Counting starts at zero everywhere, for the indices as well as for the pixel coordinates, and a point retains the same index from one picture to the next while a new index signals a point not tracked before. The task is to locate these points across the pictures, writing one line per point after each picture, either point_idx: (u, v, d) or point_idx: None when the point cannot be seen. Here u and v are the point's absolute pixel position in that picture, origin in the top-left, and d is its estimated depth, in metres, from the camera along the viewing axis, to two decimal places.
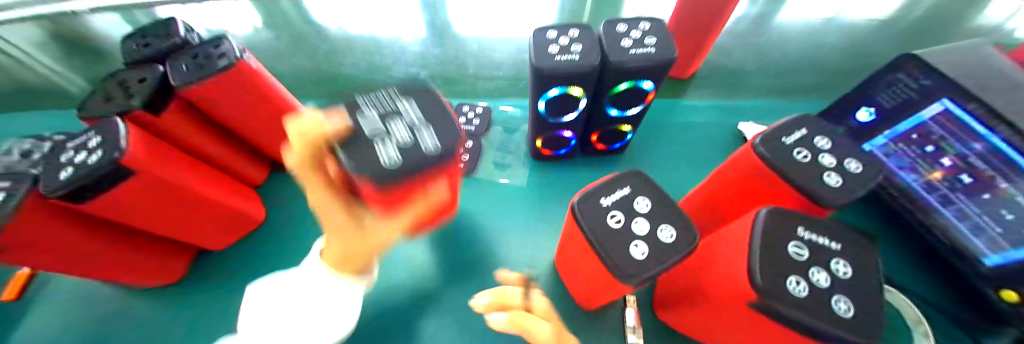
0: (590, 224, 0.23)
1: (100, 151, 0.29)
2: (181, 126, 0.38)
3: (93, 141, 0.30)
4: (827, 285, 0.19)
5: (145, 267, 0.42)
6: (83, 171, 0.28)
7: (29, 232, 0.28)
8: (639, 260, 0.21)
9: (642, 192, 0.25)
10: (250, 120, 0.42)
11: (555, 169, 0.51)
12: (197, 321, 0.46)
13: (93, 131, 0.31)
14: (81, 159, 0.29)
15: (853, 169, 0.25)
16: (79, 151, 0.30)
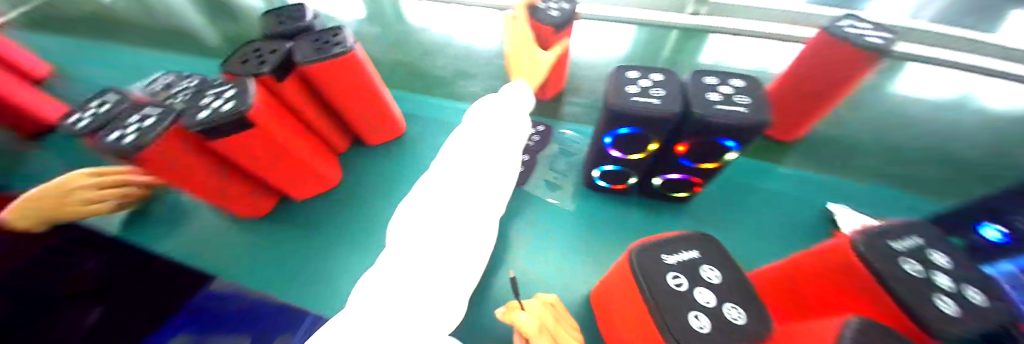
0: (647, 279, 0.22)
1: (232, 102, 0.36)
2: (293, 96, 0.44)
3: (230, 93, 0.38)
4: None
5: (240, 202, 0.50)
6: (218, 116, 0.35)
7: (169, 155, 0.36)
8: (701, 333, 0.19)
9: (711, 260, 0.23)
10: (344, 99, 0.48)
11: (611, 202, 0.48)
12: (250, 260, 0.50)
13: (229, 86, 0.39)
14: (217, 105, 0.36)
15: (975, 300, 0.19)
16: (218, 98, 0.37)
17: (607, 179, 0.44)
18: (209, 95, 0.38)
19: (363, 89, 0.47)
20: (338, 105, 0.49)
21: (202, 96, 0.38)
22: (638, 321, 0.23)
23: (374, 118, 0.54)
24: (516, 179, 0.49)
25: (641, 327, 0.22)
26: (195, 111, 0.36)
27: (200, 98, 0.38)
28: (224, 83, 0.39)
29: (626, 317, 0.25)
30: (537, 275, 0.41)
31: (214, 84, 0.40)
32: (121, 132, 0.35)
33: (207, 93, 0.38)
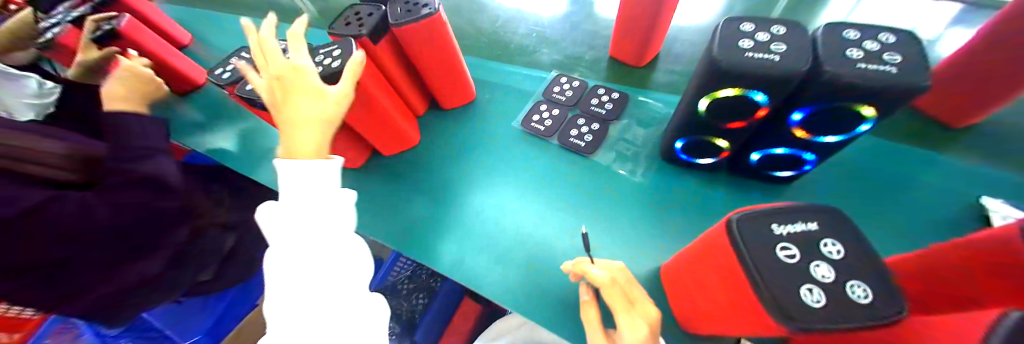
0: (750, 246, 0.21)
1: (338, 60, 0.42)
2: (386, 58, 0.48)
3: (335, 51, 0.43)
4: None
5: None
6: (328, 73, 0.41)
7: None
8: (812, 308, 0.18)
9: (834, 234, 0.20)
10: (429, 62, 0.51)
11: (689, 178, 0.45)
12: None
13: (333, 44, 0.44)
14: (326, 62, 0.42)
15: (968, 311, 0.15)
16: (327, 57, 0.43)
17: (690, 150, 0.42)
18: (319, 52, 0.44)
19: (445, 51, 0.49)
20: (422, 68, 0.52)
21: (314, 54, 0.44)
22: (728, 288, 0.23)
23: (454, 83, 0.56)
24: (584, 147, 0.49)
25: (734, 295, 0.22)
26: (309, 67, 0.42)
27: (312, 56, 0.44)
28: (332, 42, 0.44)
29: (713, 284, 0.25)
30: (603, 241, 0.42)
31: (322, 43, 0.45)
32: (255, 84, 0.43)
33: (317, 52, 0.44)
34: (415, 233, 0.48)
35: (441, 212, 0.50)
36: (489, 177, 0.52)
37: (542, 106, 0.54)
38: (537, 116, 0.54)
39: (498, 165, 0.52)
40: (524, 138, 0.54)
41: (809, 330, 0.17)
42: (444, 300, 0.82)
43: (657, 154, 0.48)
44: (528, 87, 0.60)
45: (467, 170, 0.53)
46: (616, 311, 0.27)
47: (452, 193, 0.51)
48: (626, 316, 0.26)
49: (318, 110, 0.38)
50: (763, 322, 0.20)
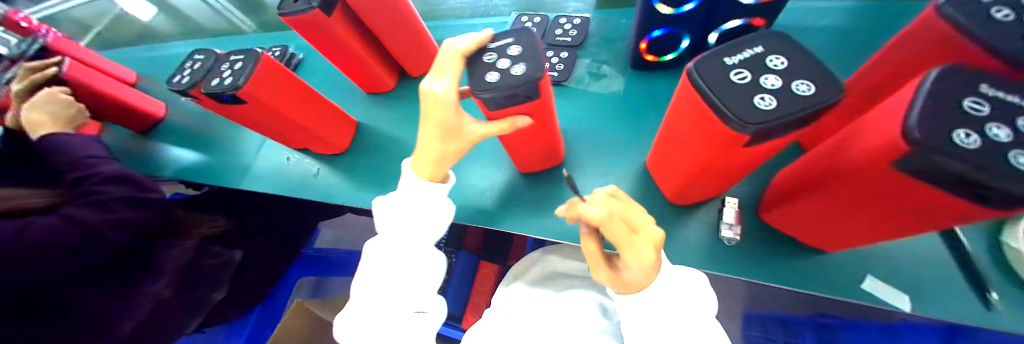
0: (708, 80, 0.22)
1: (524, 63, 0.27)
2: (342, 30, 0.45)
3: (516, 48, 0.29)
4: (1008, 140, 0.15)
5: (304, 142, 0.52)
6: (510, 83, 0.27)
7: (268, 92, 0.42)
8: (762, 110, 0.20)
9: (777, 52, 0.23)
10: (388, 29, 0.49)
11: (658, 78, 0.48)
12: (321, 192, 0.53)
13: (514, 40, 0.30)
14: (504, 64, 0.28)
15: (800, 91, 0.20)
16: (500, 53, 0.29)
17: (655, 49, 0.44)
18: (493, 46, 0.30)
19: (402, 13, 0.47)
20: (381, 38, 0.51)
21: (488, 48, 0.30)
22: (698, 129, 0.25)
23: (417, 47, 0.54)
24: (558, 76, 0.51)
25: (705, 133, 0.24)
26: (483, 69, 0.29)
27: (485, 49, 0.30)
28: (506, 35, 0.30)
29: (688, 136, 0.27)
30: (593, 154, 0.44)
31: (493, 34, 0.31)
32: (220, 78, 0.43)
33: (491, 44, 0.30)
34: None
35: None
36: None
37: None
38: None
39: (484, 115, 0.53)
40: None
41: (763, 127, 0.20)
42: (461, 269, 0.84)
43: (626, 67, 0.50)
44: None
45: None
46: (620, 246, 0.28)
47: None
48: (629, 246, 0.27)
49: (446, 146, 0.36)
50: (732, 143, 0.23)
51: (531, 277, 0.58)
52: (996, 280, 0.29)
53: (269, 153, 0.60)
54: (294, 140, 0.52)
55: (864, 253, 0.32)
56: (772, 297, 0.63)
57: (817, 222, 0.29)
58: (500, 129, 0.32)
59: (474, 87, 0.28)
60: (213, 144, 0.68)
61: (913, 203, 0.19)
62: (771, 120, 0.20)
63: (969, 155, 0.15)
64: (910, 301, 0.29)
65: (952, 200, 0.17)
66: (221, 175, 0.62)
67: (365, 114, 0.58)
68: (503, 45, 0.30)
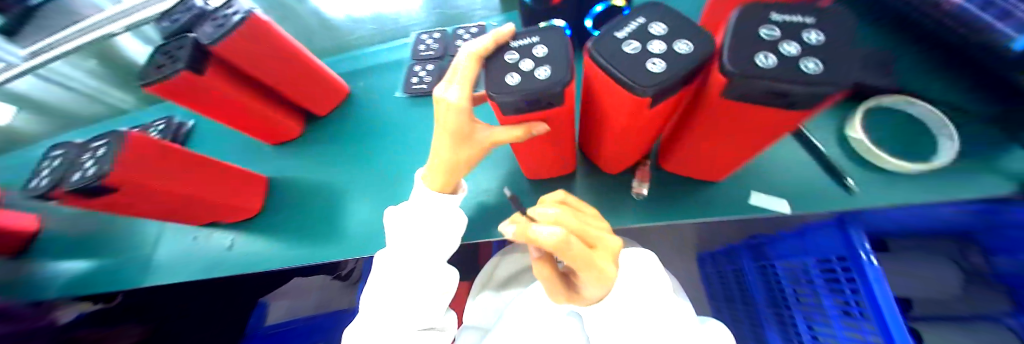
0: (602, 52, 0.20)
1: (551, 66, 0.19)
2: (224, 87, 0.41)
3: (541, 47, 0.21)
4: (796, 52, 0.17)
5: (207, 214, 0.46)
6: (526, 86, 0.19)
7: (148, 173, 0.36)
8: (654, 74, 0.18)
9: (658, 20, 0.22)
10: (280, 76, 0.45)
11: None
12: (244, 262, 0.48)
13: (540, 38, 0.21)
14: (527, 65, 0.20)
15: (683, 51, 0.19)
16: (524, 52, 0.21)
17: None
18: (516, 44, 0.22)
19: (291, 55, 0.44)
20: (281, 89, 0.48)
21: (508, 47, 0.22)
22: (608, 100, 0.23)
23: (320, 86, 0.51)
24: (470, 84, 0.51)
25: (617, 104, 0.22)
26: (501, 68, 0.21)
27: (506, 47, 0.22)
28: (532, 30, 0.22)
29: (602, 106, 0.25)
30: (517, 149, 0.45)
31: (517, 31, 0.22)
32: (82, 172, 0.36)
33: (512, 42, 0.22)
34: (352, 237, 0.45)
35: (370, 205, 0.47)
36: (398, 152, 0.50)
37: (417, 67, 0.54)
38: (416, 77, 0.54)
39: (402, 139, 0.51)
40: (412, 103, 0.53)
41: (657, 86, 0.18)
42: None
43: None
44: (399, 58, 0.59)
45: (373, 156, 0.51)
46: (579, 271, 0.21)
47: (373, 182, 0.49)
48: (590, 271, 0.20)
49: (455, 153, 0.30)
50: (638, 108, 0.21)
51: (501, 275, 0.56)
52: (850, 168, 0.34)
53: (172, 239, 0.52)
54: (185, 217, 0.45)
55: (750, 176, 0.36)
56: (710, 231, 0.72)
57: (701, 159, 0.32)
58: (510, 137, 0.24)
59: (491, 91, 0.20)
60: (107, 245, 0.58)
61: (752, 123, 0.22)
62: (664, 82, 0.18)
63: (769, 76, 0.16)
64: (789, 204, 0.34)
65: (779, 112, 0.19)
66: (125, 277, 0.53)
67: (275, 168, 0.54)
68: (527, 40, 0.21)
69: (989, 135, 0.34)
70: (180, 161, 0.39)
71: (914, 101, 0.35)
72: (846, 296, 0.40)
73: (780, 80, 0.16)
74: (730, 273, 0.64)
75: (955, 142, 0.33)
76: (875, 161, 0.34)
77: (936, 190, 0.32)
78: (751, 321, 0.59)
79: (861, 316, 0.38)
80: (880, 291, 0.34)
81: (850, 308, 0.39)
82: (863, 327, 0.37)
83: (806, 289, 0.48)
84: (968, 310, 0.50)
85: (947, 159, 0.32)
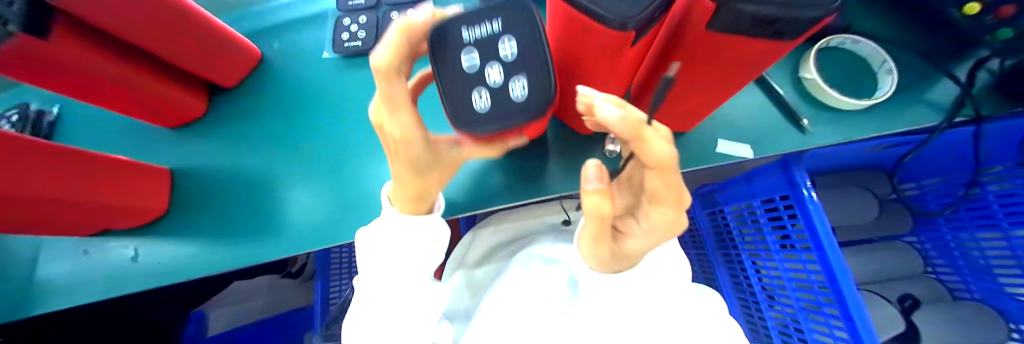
0: None
1: (527, 76, 0.15)
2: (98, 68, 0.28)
3: (511, 41, 0.15)
4: None
5: (74, 228, 0.35)
6: (500, 108, 0.15)
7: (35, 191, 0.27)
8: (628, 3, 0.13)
9: None
10: (171, 45, 0.33)
11: None
12: (155, 277, 0.40)
13: (503, 24, 0.15)
14: (494, 76, 0.15)
15: None
16: (484, 45, 0.15)
17: None
18: (470, 36, 0.16)
19: (183, 19, 0.32)
20: (173, 60, 0.35)
21: (460, 41, 0.16)
22: (577, 38, 0.17)
23: (219, 56, 0.40)
24: None
25: (592, 45, 0.17)
26: (461, 82, 0.16)
27: (457, 41, 0.16)
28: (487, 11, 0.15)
29: (564, 47, 0.20)
30: None
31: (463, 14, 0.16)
32: None
33: (465, 30, 0.16)
34: (294, 229, 0.39)
35: (311, 188, 0.40)
36: (335, 124, 0.42)
37: (347, 20, 0.45)
38: (347, 33, 0.45)
39: (339, 113, 0.43)
40: (346, 65, 0.45)
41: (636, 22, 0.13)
42: None
43: None
44: (322, 12, 0.49)
45: (306, 133, 0.42)
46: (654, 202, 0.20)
47: (306, 163, 0.41)
48: (676, 201, 0.19)
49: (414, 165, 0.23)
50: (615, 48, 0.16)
51: (480, 250, 0.51)
52: (805, 109, 0.35)
53: (47, 263, 0.41)
54: (62, 233, 0.35)
55: (716, 122, 0.35)
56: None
57: (673, 107, 0.30)
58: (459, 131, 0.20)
59: (452, 119, 0.16)
60: None
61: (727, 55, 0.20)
62: (646, 16, 0.13)
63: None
64: (751, 148, 0.34)
65: (761, 44, 0.17)
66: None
67: (179, 157, 0.44)
68: (485, 28, 0.15)
69: (921, 71, 0.37)
70: (67, 166, 0.29)
71: (857, 39, 0.35)
72: (787, 230, 0.42)
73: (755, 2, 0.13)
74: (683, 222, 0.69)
75: (894, 75, 0.34)
76: (825, 102, 0.34)
77: (874, 122, 0.34)
78: (702, 265, 0.64)
79: (800, 247, 0.41)
80: (821, 224, 0.37)
81: (790, 241, 0.43)
82: (801, 256, 0.41)
83: (750, 228, 0.50)
84: (880, 229, 0.58)
85: (887, 92, 0.34)
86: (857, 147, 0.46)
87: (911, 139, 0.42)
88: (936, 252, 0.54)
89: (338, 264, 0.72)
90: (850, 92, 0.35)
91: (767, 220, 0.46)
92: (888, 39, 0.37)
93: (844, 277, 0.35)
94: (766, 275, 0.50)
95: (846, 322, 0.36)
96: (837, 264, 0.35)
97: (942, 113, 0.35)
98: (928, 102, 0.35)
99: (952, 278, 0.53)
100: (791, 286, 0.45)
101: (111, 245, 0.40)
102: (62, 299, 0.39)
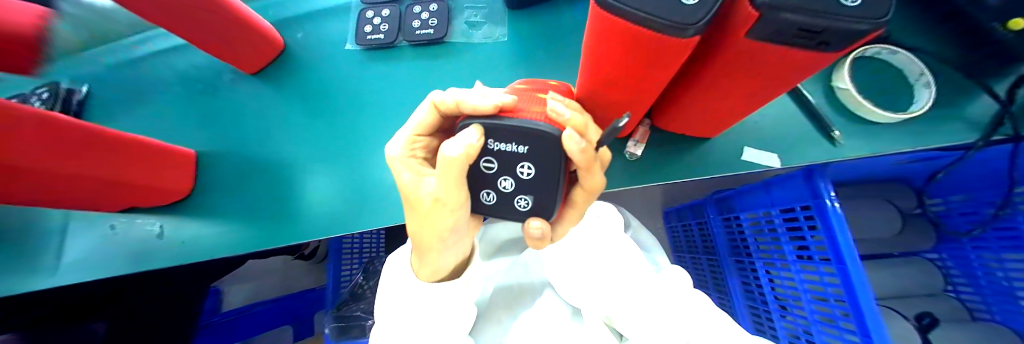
0: None
1: (531, 197, 0.19)
2: None
3: (527, 166, 0.18)
4: None
5: (99, 204, 0.36)
6: (502, 206, 0.20)
7: (70, 166, 0.28)
8: (688, 9, 0.13)
9: None
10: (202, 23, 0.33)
11: (536, 14, 0.44)
12: (178, 254, 0.41)
13: (527, 152, 0.17)
14: (505, 185, 0.19)
15: None
16: (504, 163, 0.18)
17: None
18: (495, 147, 0.18)
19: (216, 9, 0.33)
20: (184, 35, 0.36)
21: (485, 147, 0.18)
22: (619, 45, 0.17)
23: (244, 41, 0.40)
24: (434, 34, 0.44)
25: (637, 49, 0.16)
26: (480, 179, 0.19)
27: (483, 147, 0.18)
28: (512, 136, 0.17)
29: (600, 55, 0.20)
30: None
31: (493, 128, 0.17)
32: None
33: (492, 143, 0.17)
34: (312, 216, 0.39)
35: (331, 178, 0.40)
36: (355, 117, 0.43)
37: (370, 12, 0.46)
38: (370, 25, 0.45)
39: (357, 104, 0.43)
40: (367, 58, 0.45)
41: (697, 31, 0.13)
42: None
43: (505, 9, 0.45)
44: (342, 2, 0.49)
45: (327, 123, 0.43)
46: (570, 210, 0.23)
47: (326, 151, 0.42)
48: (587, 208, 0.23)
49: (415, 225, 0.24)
50: (670, 52, 0.16)
51: None
52: (836, 120, 0.34)
53: (77, 237, 0.42)
54: (96, 206, 0.36)
55: (742, 129, 0.35)
56: (679, 192, 0.76)
57: (702, 114, 0.29)
58: (462, 159, 0.16)
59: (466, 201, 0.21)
60: None
61: (770, 66, 0.19)
62: (706, 21, 0.13)
63: (803, 6, 0.13)
64: (777, 157, 0.34)
65: (814, 53, 0.17)
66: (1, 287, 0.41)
67: (204, 141, 0.45)
68: (511, 148, 0.17)
69: (959, 85, 0.35)
70: (104, 145, 0.30)
71: (895, 50, 0.33)
72: (805, 241, 0.42)
73: (805, 12, 0.13)
74: (695, 226, 0.68)
75: (933, 89, 0.33)
76: (860, 113, 0.33)
77: (907, 137, 0.33)
78: (714, 271, 0.64)
79: (819, 259, 0.40)
80: (842, 238, 0.36)
81: (808, 253, 0.42)
82: (819, 268, 0.40)
83: (767, 238, 0.49)
84: (899, 245, 0.57)
85: (924, 103, 0.33)
86: (884, 160, 0.45)
87: (943, 154, 0.41)
88: (958, 270, 0.53)
89: (350, 249, 0.74)
90: (883, 104, 0.34)
91: (785, 230, 0.45)
92: (927, 51, 0.36)
93: (864, 291, 0.34)
94: (780, 286, 0.49)
95: (862, 336, 0.35)
96: (856, 277, 0.35)
97: (978, 131, 0.34)
98: (965, 118, 0.34)
99: (973, 298, 0.52)
100: (806, 298, 0.44)
101: (141, 220, 0.42)
102: (89, 272, 0.41)
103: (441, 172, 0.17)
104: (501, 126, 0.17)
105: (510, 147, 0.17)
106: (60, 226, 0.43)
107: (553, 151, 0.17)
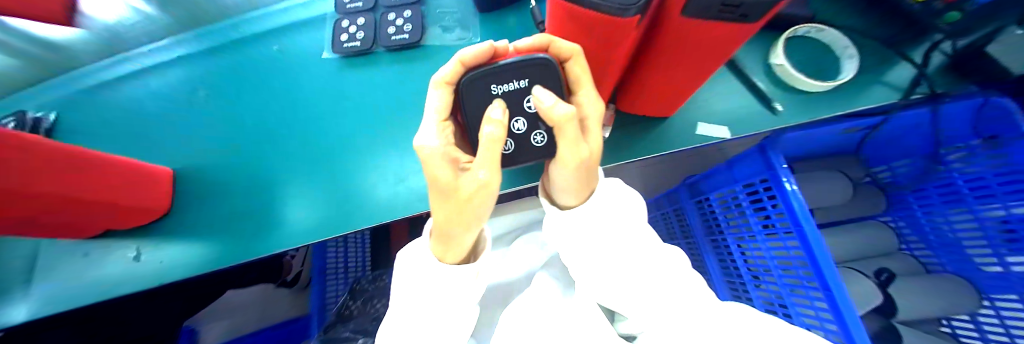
0: None
1: (544, 130, 0.24)
2: None
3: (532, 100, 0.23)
4: None
5: (69, 226, 0.35)
6: (523, 148, 0.25)
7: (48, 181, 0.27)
8: None
9: None
10: None
11: (505, 16, 0.47)
12: (158, 274, 0.40)
13: (528, 85, 0.22)
14: (519, 126, 0.24)
15: None
16: (514, 100, 0.23)
17: None
18: (499, 89, 0.22)
19: None
20: None
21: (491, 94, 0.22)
22: (577, 30, 0.19)
23: None
24: (408, 39, 0.46)
25: (594, 33, 0.18)
26: None
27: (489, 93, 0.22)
28: (517, 74, 0.22)
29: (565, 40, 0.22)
30: None
31: (495, 72, 0.22)
32: None
33: (495, 86, 0.22)
34: (294, 224, 0.40)
35: (315, 183, 0.41)
36: (334, 123, 0.44)
37: (345, 22, 0.47)
38: (346, 34, 0.47)
39: (338, 109, 0.45)
40: (346, 65, 0.47)
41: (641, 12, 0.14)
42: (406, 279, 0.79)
43: (477, 12, 0.48)
44: (317, 14, 0.50)
45: (307, 132, 0.44)
46: (577, 89, 0.24)
47: (308, 158, 0.43)
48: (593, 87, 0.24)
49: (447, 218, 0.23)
50: (619, 32, 0.17)
51: None
52: (775, 93, 0.38)
53: (44, 267, 0.41)
54: (65, 231, 0.36)
55: (696, 107, 0.38)
56: (658, 180, 0.80)
57: (658, 94, 0.32)
58: (498, 133, 0.20)
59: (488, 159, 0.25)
60: None
61: (712, 41, 0.22)
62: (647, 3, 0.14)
63: None
64: (728, 130, 0.37)
65: (740, 28, 0.19)
66: None
67: (182, 159, 0.45)
68: (513, 85, 0.22)
69: (881, 54, 0.40)
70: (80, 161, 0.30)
71: (822, 27, 0.38)
72: (767, 211, 0.44)
73: None
74: (672, 213, 0.72)
75: (855, 59, 0.37)
76: (793, 84, 0.37)
77: (839, 103, 0.37)
78: (693, 251, 0.67)
79: (779, 226, 0.43)
80: (797, 204, 0.39)
81: (771, 222, 0.45)
82: (781, 235, 0.43)
83: (735, 214, 0.52)
84: (856, 210, 0.62)
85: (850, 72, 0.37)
86: (830, 130, 0.49)
87: (875, 119, 0.45)
88: (909, 229, 0.58)
89: (333, 267, 0.76)
90: (813, 75, 0.38)
91: (749, 203, 0.48)
92: (852, 28, 0.41)
93: (821, 251, 0.37)
94: (751, 257, 0.52)
95: (824, 291, 0.37)
96: (813, 239, 0.37)
97: (899, 93, 0.38)
98: (887, 83, 0.38)
99: (926, 253, 0.56)
100: (774, 263, 0.47)
101: (116, 241, 0.42)
102: (59, 301, 0.39)
103: (482, 156, 0.21)
104: (503, 69, 0.21)
105: (515, 85, 0.22)
106: (26, 257, 0.42)
107: (549, 77, 0.22)
